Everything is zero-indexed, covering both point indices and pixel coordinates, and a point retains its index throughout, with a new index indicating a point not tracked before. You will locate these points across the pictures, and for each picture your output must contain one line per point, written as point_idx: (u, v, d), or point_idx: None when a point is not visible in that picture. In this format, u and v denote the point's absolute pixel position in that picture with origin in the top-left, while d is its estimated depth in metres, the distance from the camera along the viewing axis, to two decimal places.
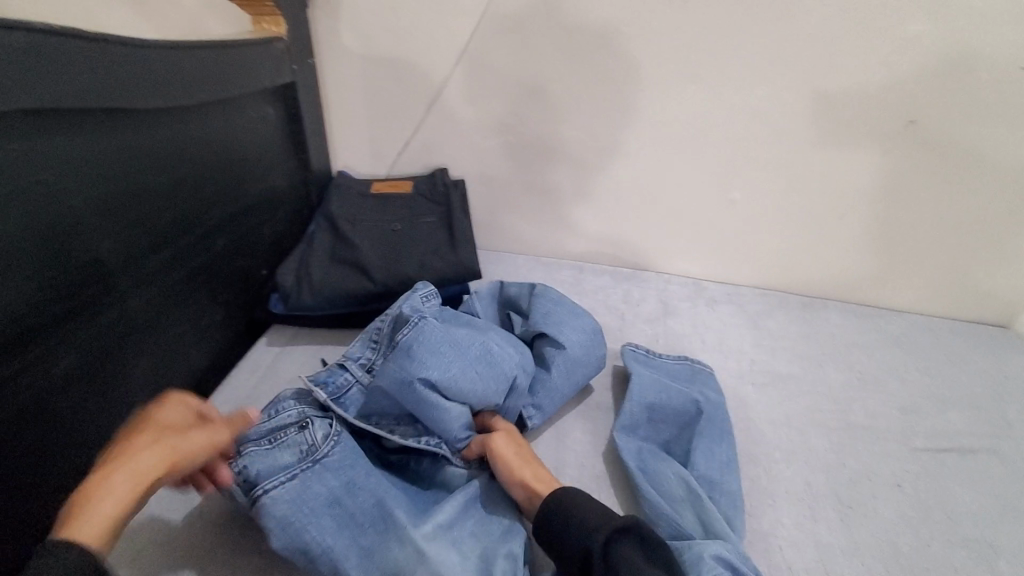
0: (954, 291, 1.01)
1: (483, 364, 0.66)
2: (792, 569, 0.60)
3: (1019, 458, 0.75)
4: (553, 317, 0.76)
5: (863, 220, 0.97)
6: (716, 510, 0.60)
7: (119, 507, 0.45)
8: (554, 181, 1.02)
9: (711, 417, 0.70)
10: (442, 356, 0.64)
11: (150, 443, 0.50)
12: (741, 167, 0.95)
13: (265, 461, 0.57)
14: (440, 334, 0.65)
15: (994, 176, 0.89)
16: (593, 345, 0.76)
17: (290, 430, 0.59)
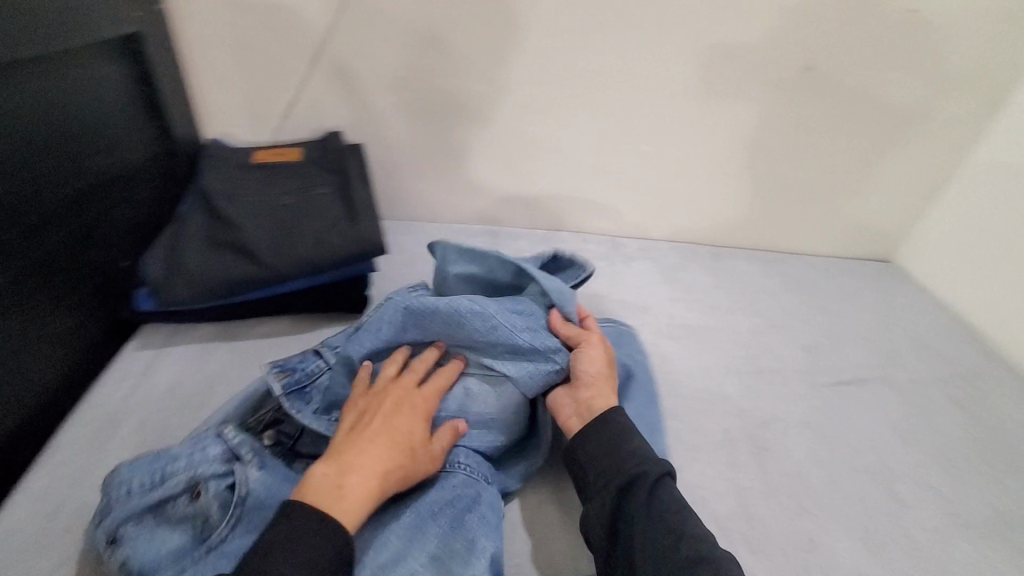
0: (846, 231, 1.07)
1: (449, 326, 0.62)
2: (716, 518, 0.61)
3: (906, 383, 0.82)
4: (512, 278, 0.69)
5: (765, 167, 0.99)
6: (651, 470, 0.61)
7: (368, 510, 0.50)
8: (460, 141, 0.96)
9: (636, 380, 0.71)
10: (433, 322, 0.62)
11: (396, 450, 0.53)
12: (650, 118, 0.93)
13: (149, 547, 0.49)
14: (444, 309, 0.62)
15: (880, 119, 0.93)
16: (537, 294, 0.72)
17: (182, 500, 0.51)
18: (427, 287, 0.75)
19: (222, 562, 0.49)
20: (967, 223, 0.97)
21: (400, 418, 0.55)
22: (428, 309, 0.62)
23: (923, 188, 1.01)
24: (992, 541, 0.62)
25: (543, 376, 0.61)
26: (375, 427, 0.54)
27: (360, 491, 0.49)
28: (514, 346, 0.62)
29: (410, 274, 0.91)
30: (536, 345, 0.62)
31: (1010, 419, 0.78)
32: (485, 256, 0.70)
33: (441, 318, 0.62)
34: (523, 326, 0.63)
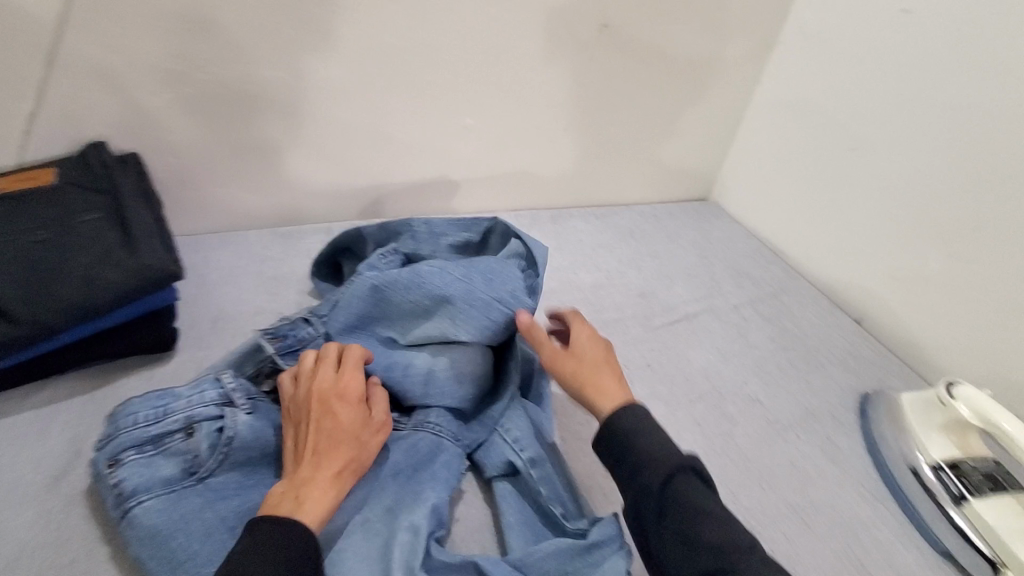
0: (666, 178, 1.15)
1: (407, 287, 0.69)
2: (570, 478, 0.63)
3: (727, 309, 0.91)
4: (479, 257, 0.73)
5: (587, 127, 1.02)
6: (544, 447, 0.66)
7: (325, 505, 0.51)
8: (264, 135, 0.86)
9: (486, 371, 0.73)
10: (408, 283, 0.69)
11: (336, 443, 0.54)
12: (467, 90, 0.91)
13: (145, 471, 0.52)
14: (412, 276, 0.69)
15: (678, 70, 1.01)
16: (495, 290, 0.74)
17: (176, 438, 0.54)
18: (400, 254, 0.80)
19: (205, 497, 0.52)
20: (761, 155, 1.10)
21: (341, 416, 0.56)
22: (392, 283, 0.69)
23: (724, 129, 1.12)
24: (802, 433, 0.72)
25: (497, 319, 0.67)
26: (318, 431, 0.55)
27: (319, 494, 0.52)
28: (473, 297, 0.67)
29: (228, 294, 0.81)
30: (494, 294, 0.68)
31: (807, 323, 0.91)
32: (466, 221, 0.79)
33: (404, 285, 0.69)
34: (493, 287, 0.68)
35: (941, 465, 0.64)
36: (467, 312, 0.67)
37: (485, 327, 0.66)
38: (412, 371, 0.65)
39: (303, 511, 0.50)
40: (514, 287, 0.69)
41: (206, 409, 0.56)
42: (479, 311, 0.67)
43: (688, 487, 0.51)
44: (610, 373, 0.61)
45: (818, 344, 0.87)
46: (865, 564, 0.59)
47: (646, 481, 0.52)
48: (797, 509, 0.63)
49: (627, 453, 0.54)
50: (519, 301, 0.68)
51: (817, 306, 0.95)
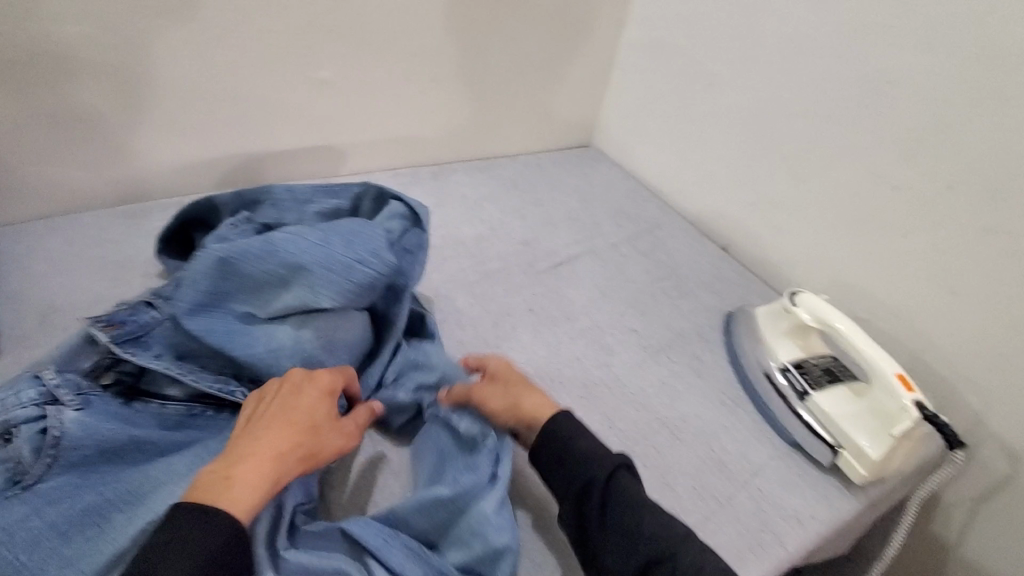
0: (545, 125, 1.15)
1: (258, 258, 0.62)
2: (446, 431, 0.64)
3: (607, 248, 0.94)
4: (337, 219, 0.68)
5: (455, 76, 0.99)
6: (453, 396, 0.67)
7: (260, 494, 0.48)
8: (80, 103, 0.74)
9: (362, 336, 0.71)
10: (260, 253, 0.62)
11: (291, 435, 0.53)
12: (318, 39, 0.85)
13: None
14: (263, 245, 0.63)
15: (541, 12, 1.00)
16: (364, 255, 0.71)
17: None
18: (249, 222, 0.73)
19: (32, 504, 0.47)
20: (632, 97, 1.13)
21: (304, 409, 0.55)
22: (240, 253, 0.62)
23: (595, 73, 1.14)
24: (675, 355, 0.76)
25: (364, 284, 0.64)
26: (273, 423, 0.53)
27: (255, 480, 0.48)
28: (332, 260, 0.63)
29: (62, 286, 0.72)
30: (353, 255, 0.64)
31: (681, 254, 0.96)
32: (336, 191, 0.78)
33: (254, 255, 0.62)
34: (357, 251, 0.64)
35: (787, 366, 0.70)
36: (326, 279, 0.62)
37: (348, 290, 0.63)
38: (277, 347, 0.62)
39: (233, 495, 0.47)
40: (378, 248, 0.66)
41: (27, 411, 0.51)
42: (341, 277, 0.63)
43: (626, 489, 0.55)
44: (538, 395, 0.63)
45: (690, 272, 0.92)
46: (726, 462, 0.64)
47: (592, 474, 0.56)
48: (668, 423, 0.67)
49: (571, 450, 0.58)
50: (382, 260, 0.65)
51: (690, 238, 1.00)
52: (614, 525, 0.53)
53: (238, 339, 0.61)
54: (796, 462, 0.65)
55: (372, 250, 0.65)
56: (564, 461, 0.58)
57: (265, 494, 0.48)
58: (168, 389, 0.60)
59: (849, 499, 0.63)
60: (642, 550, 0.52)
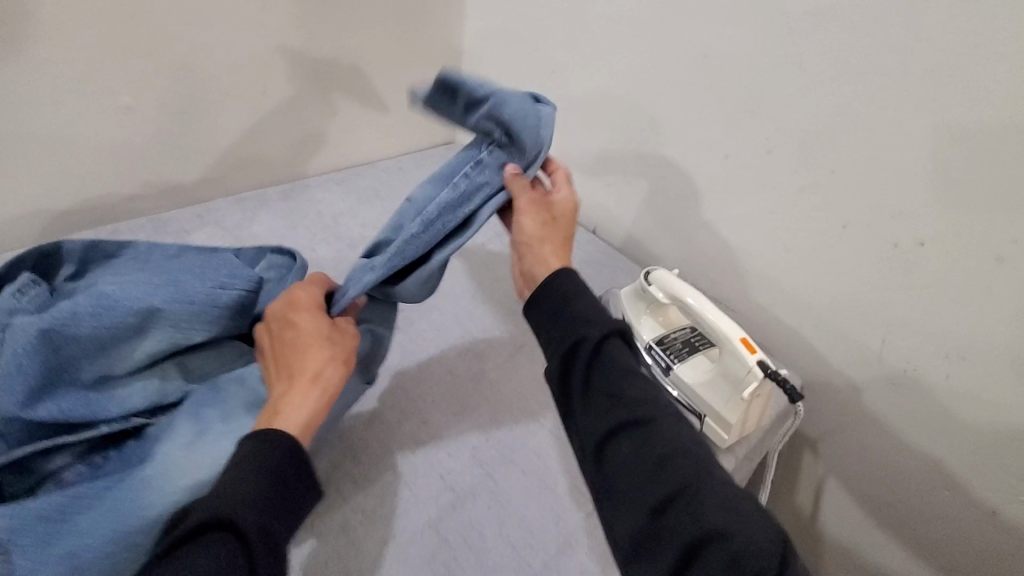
0: (399, 126, 1.11)
1: (100, 317, 0.53)
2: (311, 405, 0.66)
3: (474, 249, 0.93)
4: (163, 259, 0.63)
5: (288, 88, 0.92)
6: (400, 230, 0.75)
7: (307, 410, 0.50)
8: None
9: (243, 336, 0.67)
10: (97, 315, 0.53)
11: (315, 352, 0.53)
12: (109, 64, 0.74)
13: None
14: (95, 303, 0.53)
15: (372, 11, 0.95)
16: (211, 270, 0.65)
17: None
18: (32, 279, 0.60)
19: None
20: None
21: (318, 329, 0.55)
22: (64, 322, 0.52)
23: (444, 70, 1.12)
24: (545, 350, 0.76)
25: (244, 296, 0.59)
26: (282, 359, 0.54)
27: (299, 402, 0.50)
28: (187, 291, 0.56)
29: None
30: (213, 282, 0.57)
31: None
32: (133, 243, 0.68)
33: (85, 314, 0.53)
34: (220, 273, 0.59)
35: (652, 344, 0.72)
36: (193, 313, 0.56)
37: (220, 319, 0.58)
38: (156, 398, 0.56)
39: (285, 420, 0.49)
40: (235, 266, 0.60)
41: None
42: (206, 306, 0.57)
43: (618, 355, 0.49)
44: (550, 249, 0.59)
45: None
46: None
47: (586, 332, 0.50)
48: None
49: (570, 308, 0.52)
50: (244, 277, 0.59)
51: None
52: (598, 388, 0.48)
53: (99, 409, 0.53)
54: None
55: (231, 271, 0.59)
56: (557, 320, 0.53)
57: (309, 403, 0.51)
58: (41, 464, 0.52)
59: (720, 462, 0.66)
60: (621, 411, 0.47)
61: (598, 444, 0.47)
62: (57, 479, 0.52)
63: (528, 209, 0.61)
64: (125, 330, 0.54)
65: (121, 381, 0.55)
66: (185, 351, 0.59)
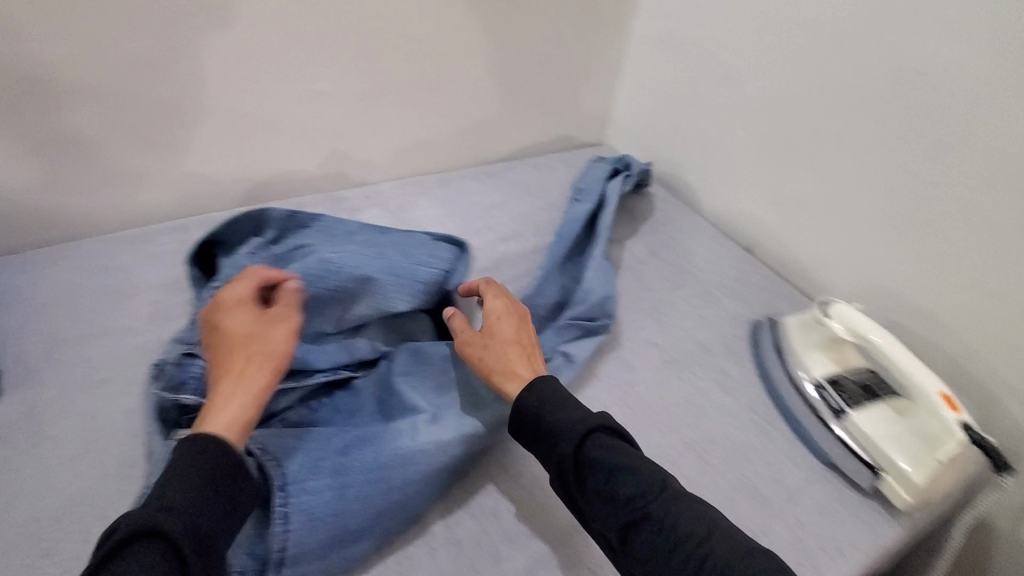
0: (552, 123, 1.12)
1: (326, 275, 0.63)
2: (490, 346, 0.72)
3: (623, 254, 0.90)
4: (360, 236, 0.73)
5: (459, 80, 0.96)
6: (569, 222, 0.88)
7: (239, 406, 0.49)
8: (75, 126, 0.72)
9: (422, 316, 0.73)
10: (321, 277, 0.63)
11: (248, 360, 0.52)
12: (317, 50, 0.82)
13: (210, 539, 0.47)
14: (318, 267, 0.63)
15: (547, 7, 0.96)
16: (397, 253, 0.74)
17: None
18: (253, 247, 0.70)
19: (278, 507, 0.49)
20: (644, 92, 1.09)
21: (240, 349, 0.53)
22: (301, 277, 0.62)
23: (604, 69, 1.10)
24: (698, 369, 0.72)
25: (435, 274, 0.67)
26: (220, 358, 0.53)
27: (225, 406, 0.49)
28: (394, 268, 0.66)
29: (64, 315, 0.69)
30: (413, 261, 0.67)
31: (703, 257, 0.92)
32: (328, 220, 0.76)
33: (316, 276, 0.63)
34: (419, 254, 0.68)
35: (822, 383, 0.67)
36: (397, 282, 0.65)
37: (419, 291, 0.66)
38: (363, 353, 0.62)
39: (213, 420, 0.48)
40: (428, 248, 0.70)
41: None
42: (408, 277, 0.66)
43: (600, 447, 0.51)
44: (519, 353, 0.60)
45: (713, 278, 0.88)
46: (761, 488, 0.60)
47: (567, 438, 0.52)
48: (697, 448, 0.63)
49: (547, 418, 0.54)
50: (441, 259, 0.69)
51: (711, 239, 0.96)
52: (593, 485, 0.51)
53: (321, 357, 0.60)
54: (837, 487, 0.61)
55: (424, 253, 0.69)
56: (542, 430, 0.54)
57: (244, 406, 0.49)
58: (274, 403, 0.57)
59: (895, 526, 0.59)
60: (625, 509, 0.49)
61: (619, 534, 0.49)
62: (284, 417, 0.58)
63: (504, 312, 0.63)
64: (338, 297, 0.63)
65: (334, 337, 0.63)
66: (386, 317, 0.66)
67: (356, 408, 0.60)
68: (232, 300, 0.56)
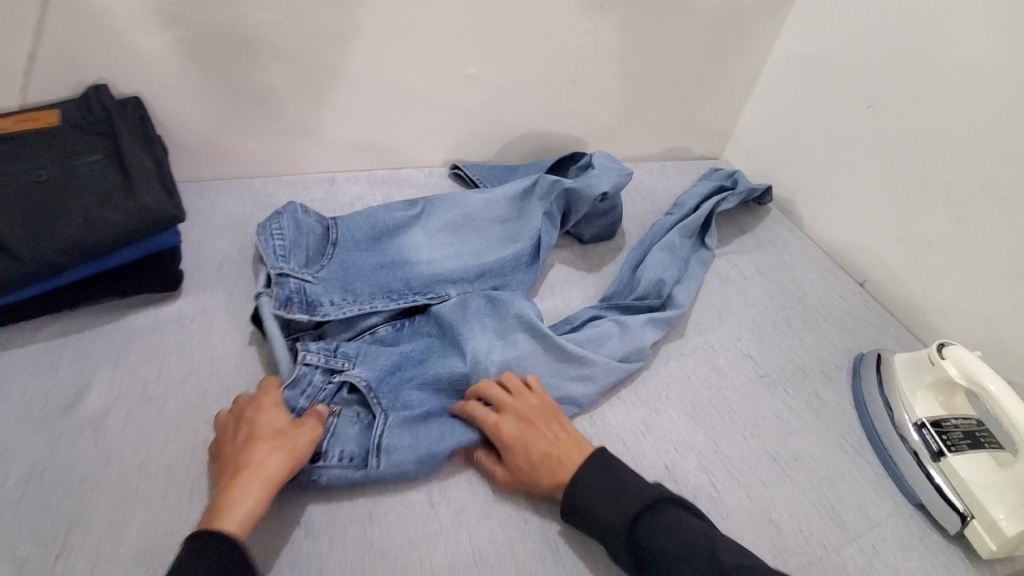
0: (674, 132, 1.14)
1: (377, 217, 0.80)
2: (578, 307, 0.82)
3: (729, 265, 0.91)
4: (445, 207, 0.84)
5: (591, 80, 1.01)
6: (666, 226, 0.89)
7: (256, 508, 0.49)
8: (266, 82, 0.84)
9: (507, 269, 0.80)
10: (370, 220, 0.79)
11: (269, 452, 0.52)
12: (472, 39, 0.89)
13: (339, 441, 0.57)
14: (374, 213, 0.81)
15: (692, 19, 0.99)
16: (482, 212, 0.84)
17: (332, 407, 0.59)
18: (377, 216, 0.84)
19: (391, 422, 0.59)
20: (773, 114, 1.09)
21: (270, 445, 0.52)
22: (357, 219, 0.79)
23: (735, 86, 1.11)
24: (791, 388, 0.73)
25: (471, 212, 0.84)
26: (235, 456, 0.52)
27: (245, 498, 0.49)
28: (431, 209, 0.84)
29: (234, 240, 0.81)
30: (453, 206, 0.84)
31: (810, 284, 0.91)
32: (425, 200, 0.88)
33: (370, 221, 0.79)
34: (462, 201, 0.85)
35: (925, 423, 0.65)
36: (433, 219, 0.83)
37: (454, 226, 0.83)
38: (426, 280, 0.75)
39: (228, 513, 0.48)
40: (470, 199, 0.85)
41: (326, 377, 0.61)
42: (443, 215, 0.84)
43: (666, 517, 0.52)
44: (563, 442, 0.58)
45: (818, 304, 0.87)
46: (840, 510, 0.61)
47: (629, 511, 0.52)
48: (780, 461, 0.64)
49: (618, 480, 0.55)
50: (479, 203, 0.85)
51: (821, 266, 0.95)
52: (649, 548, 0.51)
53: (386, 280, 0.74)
54: (919, 526, 0.61)
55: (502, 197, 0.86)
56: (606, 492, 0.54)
57: (261, 503, 0.49)
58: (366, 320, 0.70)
59: None
60: None
61: None
62: (373, 332, 0.70)
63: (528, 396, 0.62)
64: (398, 257, 0.77)
65: (404, 269, 0.76)
66: (433, 250, 0.80)
67: (432, 331, 0.70)
68: (267, 403, 0.56)
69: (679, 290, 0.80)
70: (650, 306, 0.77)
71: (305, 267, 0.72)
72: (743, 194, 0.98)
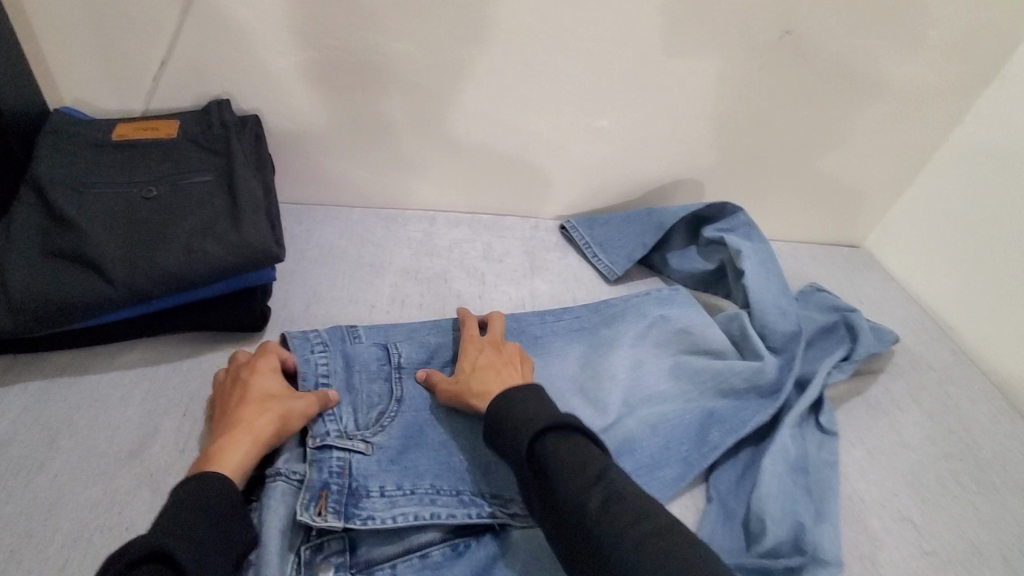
0: (814, 215, 1.00)
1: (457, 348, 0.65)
2: (718, 447, 0.62)
3: (879, 388, 0.76)
4: (537, 344, 0.68)
5: (733, 148, 0.89)
6: (788, 395, 0.66)
7: (241, 458, 0.48)
8: (386, 113, 0.78)
9: (625, 430, 0.62)
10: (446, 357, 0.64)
11: (259, 411, 0.51)
12: (610, 91, 0.80)
13: None
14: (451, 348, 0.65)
15: (861, 93, 0.85)
16: (591, 350, 0.69)
17: None
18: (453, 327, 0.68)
19: None
20: (941, 210, 0.92)
21: (225, 426, 0.50)
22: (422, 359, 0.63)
23: (899, 173, 0.95)
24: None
25: (575, 350, 0.69)
26: (230, 412, 0.52)
27: (234, 446, 0.48)
28: (526, 337, 0.69)
29: (326, 278, 0.76)
30: (552, 338, 0.69)
31: (981, 429, 0.74)
32: (521, 323, 0.70)
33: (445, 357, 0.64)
34: (562, 331, 0.70)
35: None
36: (528, 351, 0.67)
37: (554, 360, 0.68)
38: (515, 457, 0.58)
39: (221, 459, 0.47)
40: (570, 334, 0.70)
41: None
42: (538, 346, 0.68)
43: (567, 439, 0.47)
44: (496, 377, 0.57)
45: (994, 461, 0.70)
46: None
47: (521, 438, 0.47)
48: None
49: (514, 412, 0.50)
50: (579, 334, 0.71)
51: (994, 407, 0.78)
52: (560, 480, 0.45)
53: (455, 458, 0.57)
54: None
55: (616, 334, 0.70)
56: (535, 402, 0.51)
57: (249, 455, 0.48)
58: (419, 534, 0.52)
59: None
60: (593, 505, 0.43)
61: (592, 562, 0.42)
62: (424, 552, 0.52)
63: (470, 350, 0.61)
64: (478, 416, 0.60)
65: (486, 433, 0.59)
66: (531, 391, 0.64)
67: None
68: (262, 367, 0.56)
69: (823, 530, 0.56)
70: (788, 567, 0.53)
71: (360, 428, 0.56)
72: (866, 351, 0.72)
